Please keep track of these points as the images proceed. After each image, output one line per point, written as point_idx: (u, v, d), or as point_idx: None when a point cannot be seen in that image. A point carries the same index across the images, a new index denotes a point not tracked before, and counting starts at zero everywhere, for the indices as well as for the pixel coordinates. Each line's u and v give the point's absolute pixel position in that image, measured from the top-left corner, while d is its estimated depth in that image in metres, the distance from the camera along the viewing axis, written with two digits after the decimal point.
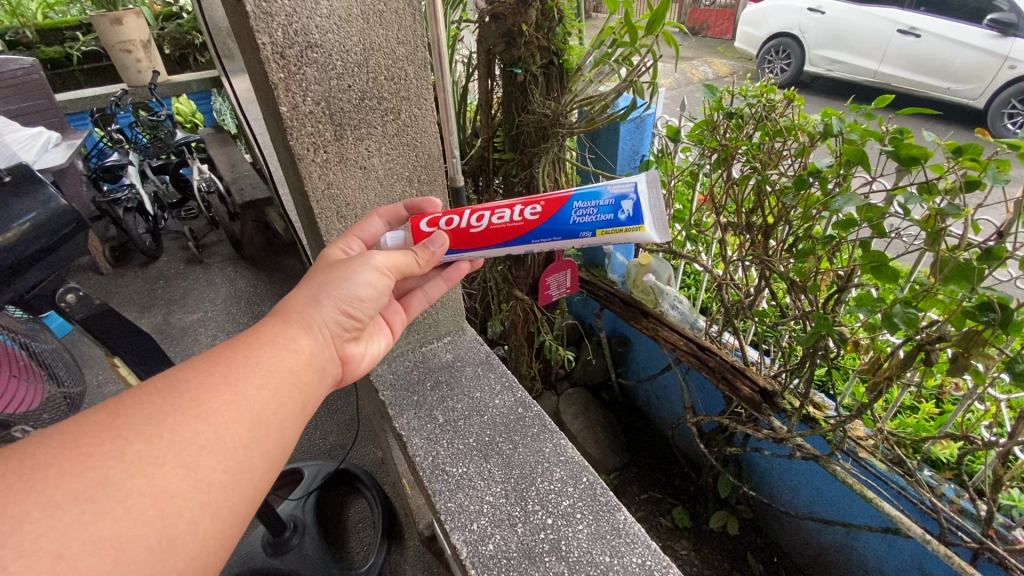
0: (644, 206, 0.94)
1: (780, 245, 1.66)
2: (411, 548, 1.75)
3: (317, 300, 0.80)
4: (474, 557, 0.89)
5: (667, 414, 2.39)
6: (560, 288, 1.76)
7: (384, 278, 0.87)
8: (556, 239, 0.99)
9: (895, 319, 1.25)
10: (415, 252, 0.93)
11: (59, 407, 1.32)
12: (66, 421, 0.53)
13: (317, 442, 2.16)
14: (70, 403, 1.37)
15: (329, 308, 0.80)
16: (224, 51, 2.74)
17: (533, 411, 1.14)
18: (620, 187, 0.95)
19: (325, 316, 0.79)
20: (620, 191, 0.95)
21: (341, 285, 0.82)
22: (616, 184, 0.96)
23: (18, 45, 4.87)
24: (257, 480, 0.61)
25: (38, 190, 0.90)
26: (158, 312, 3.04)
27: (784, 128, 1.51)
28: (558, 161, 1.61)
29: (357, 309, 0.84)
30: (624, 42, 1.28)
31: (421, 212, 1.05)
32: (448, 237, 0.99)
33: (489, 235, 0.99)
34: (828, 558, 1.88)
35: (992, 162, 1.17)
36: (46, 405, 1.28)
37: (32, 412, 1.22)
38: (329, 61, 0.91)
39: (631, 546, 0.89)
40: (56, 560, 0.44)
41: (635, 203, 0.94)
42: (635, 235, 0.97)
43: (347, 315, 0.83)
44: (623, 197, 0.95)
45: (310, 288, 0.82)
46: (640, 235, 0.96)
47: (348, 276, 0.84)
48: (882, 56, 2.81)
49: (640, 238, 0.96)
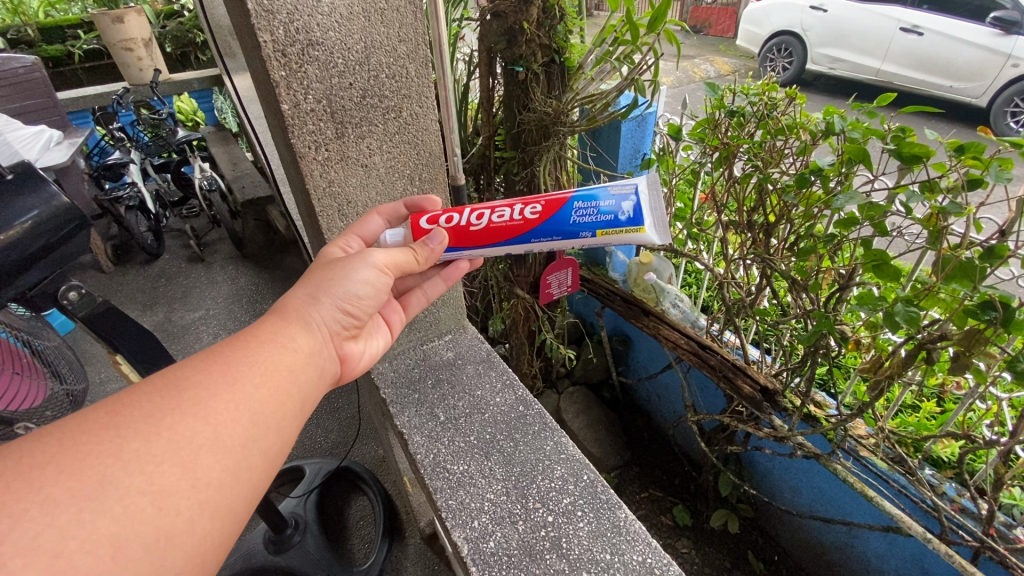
0: (644, 206, 0.94)
1: (781, 244, 1.66)
2: (412, 545, 1.76)
3: (316, 298, 0.80)
4: (476, 554, 0.89)
5: (668, 412, 2.40)
6: (561, 287, 1.78)
7: (384, 276, 0.87)
8: (556, 239, 0.99)
9: (896, 318, 1.25)
10: (415, 250, 0.93)
11: (61, 403, 1.32)
12: (65, 419, 0.53)
13: (319, 440, 2.17)
14: (72, 400, 1.38)
15: (327, 306, 0.80)
16: (225, 49, 2.74)
17: (534, 408, 1.14)
18: (620, 189, 0.95)
19: (323, 314, 0.79)
20: (621, 193, 0.95)
21: (339, 284, 0.82)
22: (616, 186, 0.96)
23: (20, 43, 4.88)
24: (256, 479, 0.61)
25: (40, 187, 0.90)
26: (160, 310, 3.05)
27: (785, 126, 1.51)
28: (559, 159, 1.61)
29: (355, 307, 0.84)
30: (626, 40, 1.28)
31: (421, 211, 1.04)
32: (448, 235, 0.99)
33: (488, 234, 0.99)
34: (828, 556, 1.88)
35: (995, 160, 1.17)
36: (48, 402, 1.28)
37: (35, 409, 1.23)
38: (330, 59, 0.91)
39: (632, 544, 0.90)
40: (53, 558, 0.44)
41: (636, 204, 0.94)
42: (635, 236, 0.97)
43: (345, 313, 0.83)
44: (623, 198, 0.95)
45: (309, 286, 0.82)
46: (640, 236, 0.96)
47: (346, 274, 0.84)
48: (884, 54, 2.81)
49: (640, 239, 0.97)
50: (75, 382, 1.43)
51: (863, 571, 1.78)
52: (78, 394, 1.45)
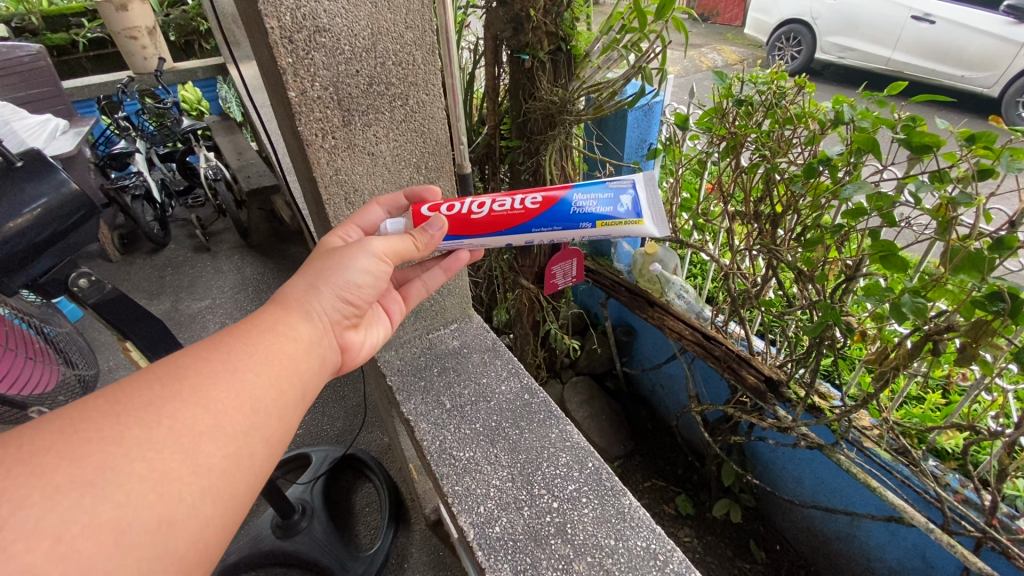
0: (642, 199, 0.96)
1: (788, 234, 1.66)
2: (417, 532, 1.78)
3: (315, 287, 0.80)
4: (481, 539, 0.90)
5: (672, 402, 2.40)
6: (565, 277, 1.79)
7: (384, 264, 0.87)
8: (556, 229, 0.98)
9: (903, 309, 1.24)
10: (414, 237, 0.92)
11: (72, 388, 1.34)
12: (65, 407, 0.54)
13: (325, 428, 2.19)
14: (83, 385, 1.40)
15: (326, 295, 0.81)
16: (231, 37, 2.73)
17: (539, 397, 1.15)
18: (618, 183, 0.97)
19: (323, 303, 0.80)
20: (619, 187, 0.97)
21: (338, 274, 0.82)
22: (615, 181, 0.98)
23: (24, 32, 4.88)
24: (257, 466, 0.62)
25: (49, 174, 0.90)
26: (167, 299, 3.07)
27: (794, 116, 1.48)
28: (565, 149, 1.61)
29: (355, 297, 0.84)
30: (633, 28, 1.26)
31: (421, 200, 1.05)
32: (449, 222, 0.99)
33: (489, 222, 0.99)
34: (830, 546, 1.89)
35: (1006, 149, 1.16)
36: (58, 387, 1.30)
37: (47, 392, 1.25)
38: (337, 46, 0.90)
39: (637, 530, 0.90)
40: (55, 542, 0.44)
41: (634, 198, 0.96)
42: (634, 228, 0.96)
43: (345, 302, 0.84)
44: (621, 192, 0.97)
45: (309, 275, 0.82)
46: (637, 228, 0.96)
47: (347, 262, 0.84)
48: (895, 42, 2.72)
49: (638, 231, 0.96)
50: (83, 369, 1.46)
51: (865, 561, 1.79)
52: (89, 379, 1.47)
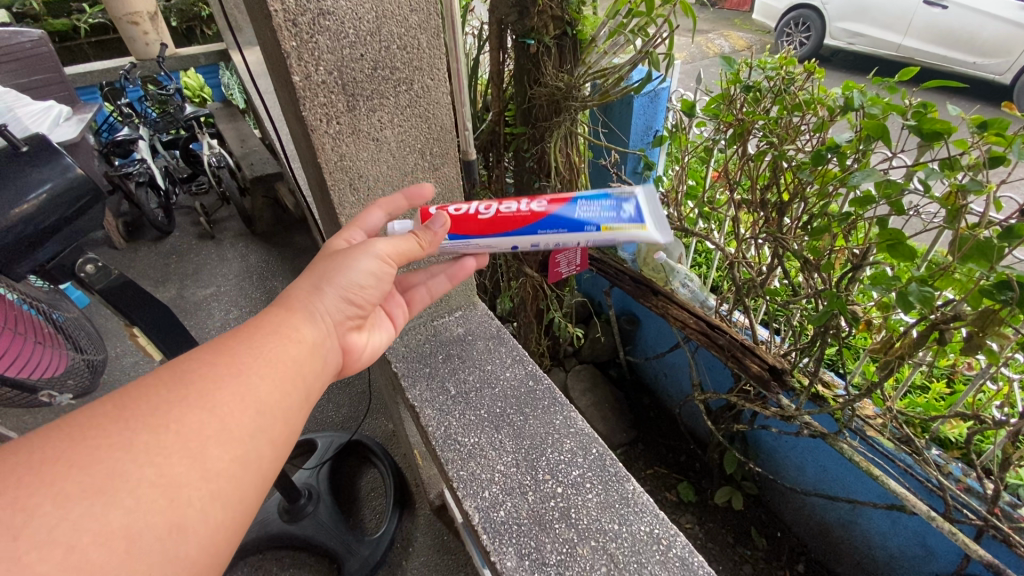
0: (644, 207, 0.94)
1: (794, 222, 1.64)
2: (421, 516, 1.80)
3: (319, 289, 0.81)
4: (486, 523, 0.91)
5: (675, 391, 2.41)
6: (569, 265, 1.78)
7: (387, 266, 0.86)
8: (560, 232, 0.95)
9: (910, 298, 1.23)
10: (417, 237, 0.90)
11: (81, 373, 1.36)
12: (71, 414, 0.54)
13: (331, 414, 2.21)
14: (92, 370, 1.41)
15: (329, 298, 0.81)
16: (234, 23, 2.71)
17: (544, 383, 1.16)
18: (621, 193, 0.97)
19: (327, 305, 0.80)
20: (623, 196, 0.96)
21: (342, 278, 0.83)
22: (619, 191, 0.98)
23: (26, 17, 4.85)
24: (265, 468, 0.63)
25: (54, 161, 0.90)
26: (172, 286, 3.08)
27: (802, 102, 1.47)
28: (571, 136, 1.59)
29: (358, 299, 0.85)
30: (640, 12, 1.24)
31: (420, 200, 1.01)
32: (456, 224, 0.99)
33: (494, 224, 0.98)
34: (831, 533, 1.91)
35: (1018, 137, 1.14)
36: (69, 372, 1.32)
37: (57, 377, 1.26)
38: (341, 29, 0.89)
39: (640, 515, 0.91)
40: (68, 551, 0.45)
41: (637, 205, 0.94)
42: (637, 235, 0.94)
43: (348, 302, 0.84)
44: (625, 201, 0.96)
45: (312, 278, 0.82)
46: (641, 234, 0.93)
47: (350, 264, 0.84)
48: (906, 28, 2.66)
49: (641, 237, 0.93)
50: (92, 354, 1.47)
51: (865, 549, 1.80)
52: (97, 364, 1.48)
